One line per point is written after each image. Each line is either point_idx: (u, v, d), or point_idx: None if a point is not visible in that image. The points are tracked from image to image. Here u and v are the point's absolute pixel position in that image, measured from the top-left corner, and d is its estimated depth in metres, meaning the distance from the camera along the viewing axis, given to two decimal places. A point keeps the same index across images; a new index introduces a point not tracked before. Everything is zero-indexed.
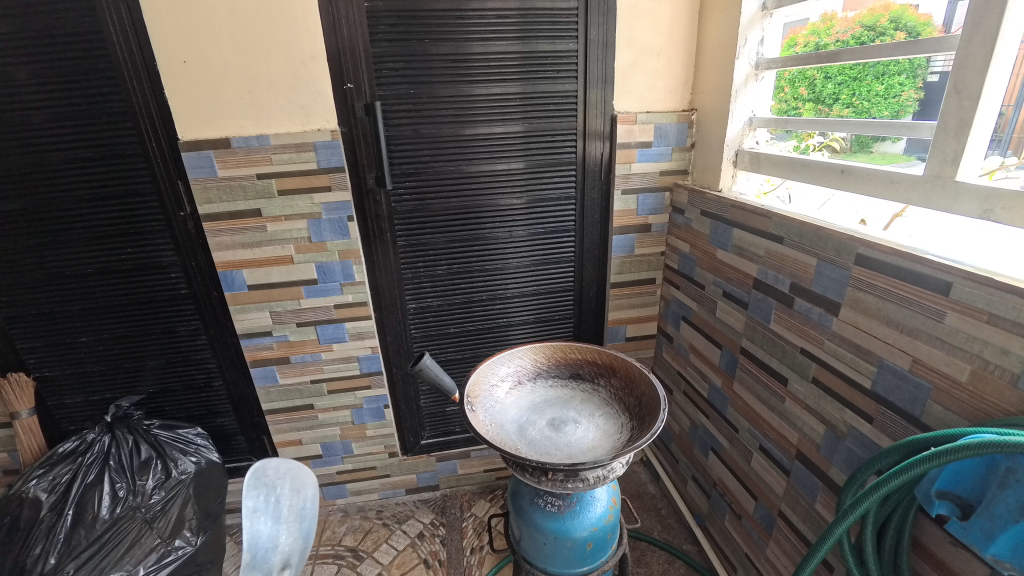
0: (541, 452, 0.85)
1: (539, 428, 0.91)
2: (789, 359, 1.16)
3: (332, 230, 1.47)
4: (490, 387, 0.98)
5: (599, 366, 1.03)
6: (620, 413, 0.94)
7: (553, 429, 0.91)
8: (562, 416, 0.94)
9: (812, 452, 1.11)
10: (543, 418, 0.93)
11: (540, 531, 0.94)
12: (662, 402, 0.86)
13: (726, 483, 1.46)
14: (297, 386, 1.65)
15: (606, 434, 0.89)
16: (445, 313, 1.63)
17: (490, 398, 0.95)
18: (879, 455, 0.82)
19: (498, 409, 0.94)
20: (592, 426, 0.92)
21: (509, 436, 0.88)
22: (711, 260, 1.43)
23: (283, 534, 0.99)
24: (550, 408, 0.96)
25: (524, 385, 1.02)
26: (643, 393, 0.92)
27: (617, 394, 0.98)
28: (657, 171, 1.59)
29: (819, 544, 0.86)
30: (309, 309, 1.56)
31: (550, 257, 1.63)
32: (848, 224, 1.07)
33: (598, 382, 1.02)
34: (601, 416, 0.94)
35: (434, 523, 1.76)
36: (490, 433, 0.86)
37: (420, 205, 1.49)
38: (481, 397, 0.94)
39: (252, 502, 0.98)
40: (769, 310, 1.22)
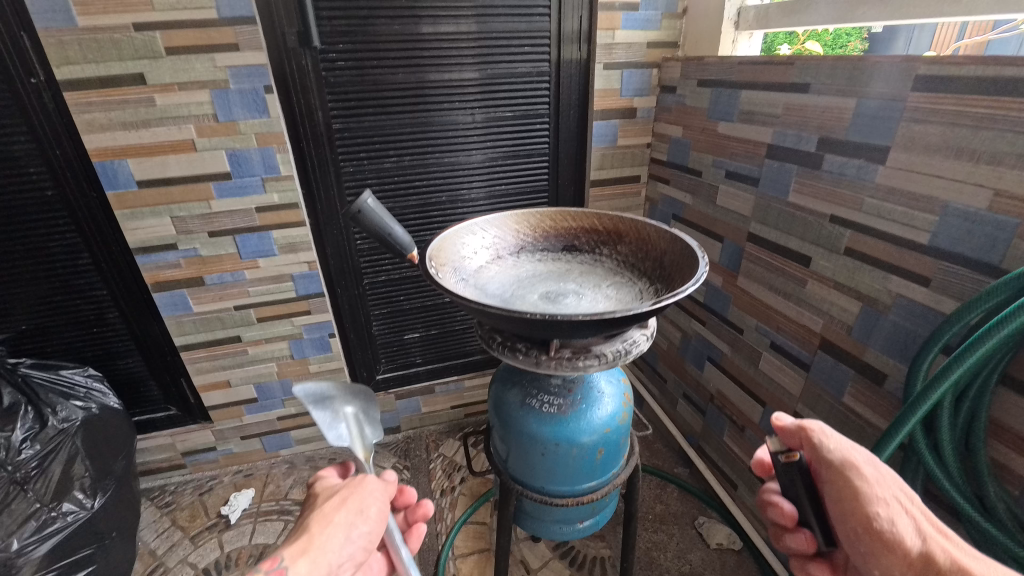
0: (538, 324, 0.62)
1: (530, 302, 0.68)
2: (813, 234, 0.99)
3: (243, 106, 1.14)
4: (462, 258, 0.74)
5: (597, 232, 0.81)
6: (633, 282, 0.72)
7: (548, 302, 0.68)
8: (558, 288, 0.72)
9: (842, 337, 0.96)
10: (532, 290, 0.71)
11: (535, 440, 0.73)
12: (693, 256, 0.66)
13: (725, 395, 1.31)
14: (217, 315, 1.34)
15: (619, 304, 0.68)
16: (396, 219, 1.36)
17: (461, 271, 0.71)
18: (980, 297, 0.65)
19: (475, 283, 0.71)
20: (600, 296, 0.70)
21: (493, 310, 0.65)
22: (710, 138, 1.23)
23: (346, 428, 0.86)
24: (541, 281, 0.73)
25: (506, 260, 0.78)
26: (665, 252, 0.71)
27: (628, 262, 0.76)
28: (643, 43, 1.35)
29: (898, 420, 0.69)
30: (222, 215, 1.23)
31: (519, 150, 1.37)
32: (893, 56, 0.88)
33: (599, 253, 0.80)
34: (609, 287, 0.72)
35: (397, 467, 1.54)
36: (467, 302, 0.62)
37: (359, 77, 1.19)
38: (449, 266, 0.69)
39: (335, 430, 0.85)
40: (787, 180, 1.03)
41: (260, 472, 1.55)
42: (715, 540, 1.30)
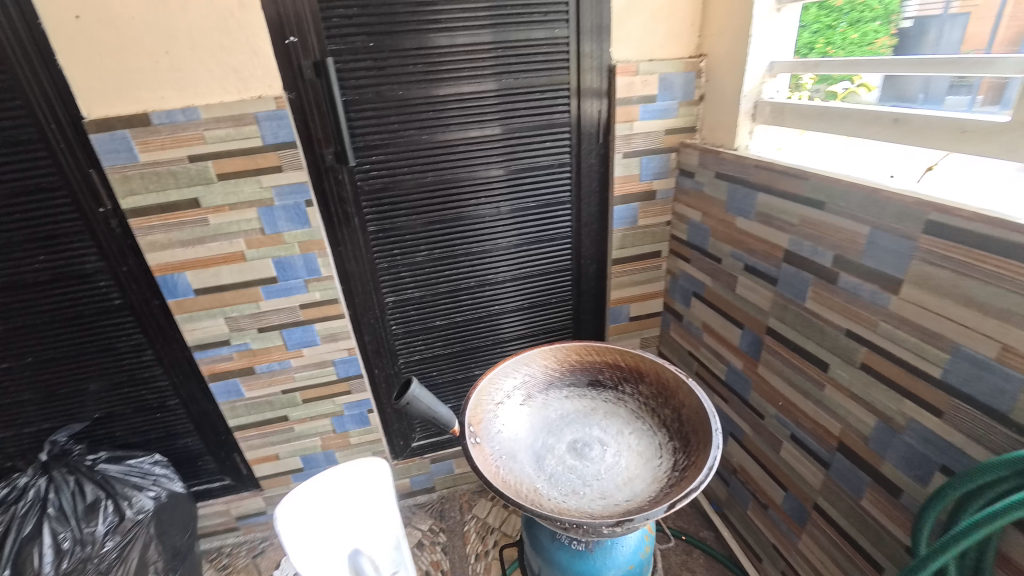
0: (565, 490, 0.70)
1: (559, 456, 0.76)
2: (830, 342, 1.02)
3: (286, 219, 1.24)
4: (494, 409, 0.82)
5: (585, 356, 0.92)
6: (674, 450, 0.74)
7: (575, 456, 0.76)
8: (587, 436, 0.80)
9: (857, 443, 0.99)
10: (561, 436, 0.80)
11: (561, 563, 0.82)
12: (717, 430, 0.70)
13: (748, 471, 1.35)
14: (266, 399, 1.45)
15: (640, 464, 0.74)
16: (429, 304, 1.43)
17: (490, 418, 0.81)
18: (978, 470, 0.68)
19: (506, 436, 0.79)
20: (623, 448, 0.77)
21: (525, 472, 0.73)
22: (729, 230, 1.25)
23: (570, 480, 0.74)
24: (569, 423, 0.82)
25: (535, 398, 0.86)
26: (683, 404, 0.78)
27: (648, 404, 0.84)
28: (661, 130, 1.37)
29: None
30: (270, 312, 1.33)
31: (543, 235, 1.43)
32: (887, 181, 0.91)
33: (622, 389, 0.87)
34: (631, 434, 0.80)
35: (433, 530, 1.63)
36: (504, 475, 0.71)
37: (388, 180, 1.26)
38: (481, 424, 0.78)
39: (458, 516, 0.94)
40: (804, 286, 1.05)
41: None
42: None
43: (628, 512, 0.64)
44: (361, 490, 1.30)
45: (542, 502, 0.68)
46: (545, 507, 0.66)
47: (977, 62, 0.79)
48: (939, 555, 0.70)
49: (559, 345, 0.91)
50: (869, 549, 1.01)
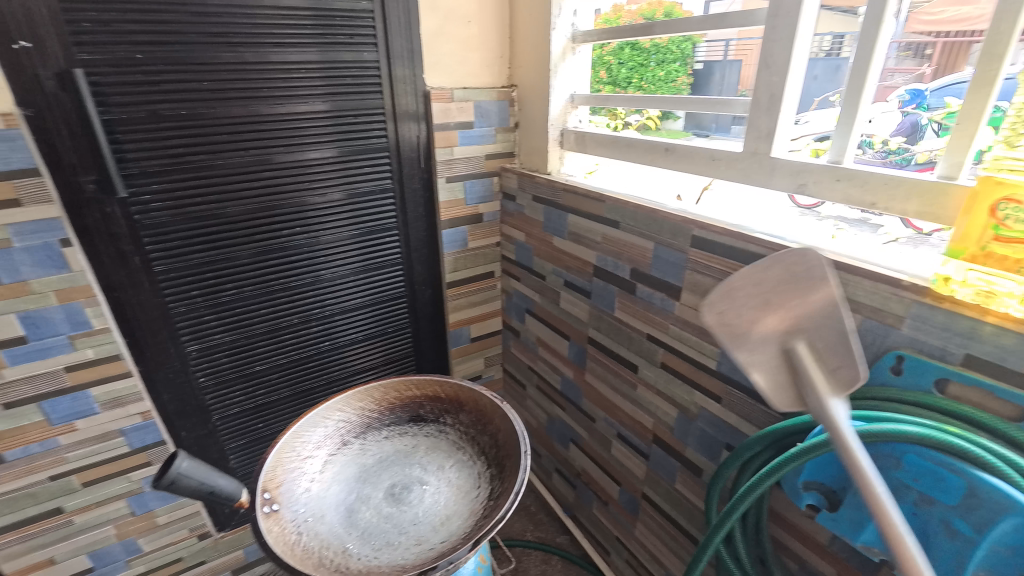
0: (377, 543, 0.67)
1: (373, 506, 0.73)
2: (636, 347, 1.13)
3: (34, 264, 1.00)
4: (298, 467, 0.75)
5: (404, 391, 0.89)
6: (490, 477, 0.75)
7: (391, 502, 0.73)
8: (405, 478, 0.77)
9: (667, 434, 1.11)
10: (377, 485, 0.76)
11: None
12: (525, 452, 0.72)
13: (589, 472, 1.43)
14: (23, 491, 1.14)
15: (458, 498, 0.74)
16: (244, 348, 1.27)
17: (293, 480, 0.74)
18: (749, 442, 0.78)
19: (312, 498, 0.73)
20: (442, 484, 0.76)
21: (332, 535, 0.68)
22: (548, 249, 1.33)
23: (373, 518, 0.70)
24: (386, 468, 0.79)
25: (350, 446, 0.82)
26: (499, 429, 0.80)
27: (468, 433, 0.84)
28: (482, 154, 1.42)
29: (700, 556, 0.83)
30: (19, 381, 1.06)
31: (371, 262, 1.37)
32: (664, 201, 1.05)
33: (444, 420, 0.87)
34: (451, 468, 0.79)
35: None
36: (304, 546, 0.65)
37: (177, 213, 1.09)
38: (281, 489, 0.71)
39: (394, 479, 0.77)
40: (612, 297, 1.15)
41: None
42: None
43: (437, 556, 0.62)
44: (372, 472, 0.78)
45: (347, 565, 0.63)
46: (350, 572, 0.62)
47: (720, 101, 0.97)
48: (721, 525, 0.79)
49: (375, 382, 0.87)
50: (686, 526, 1.13)
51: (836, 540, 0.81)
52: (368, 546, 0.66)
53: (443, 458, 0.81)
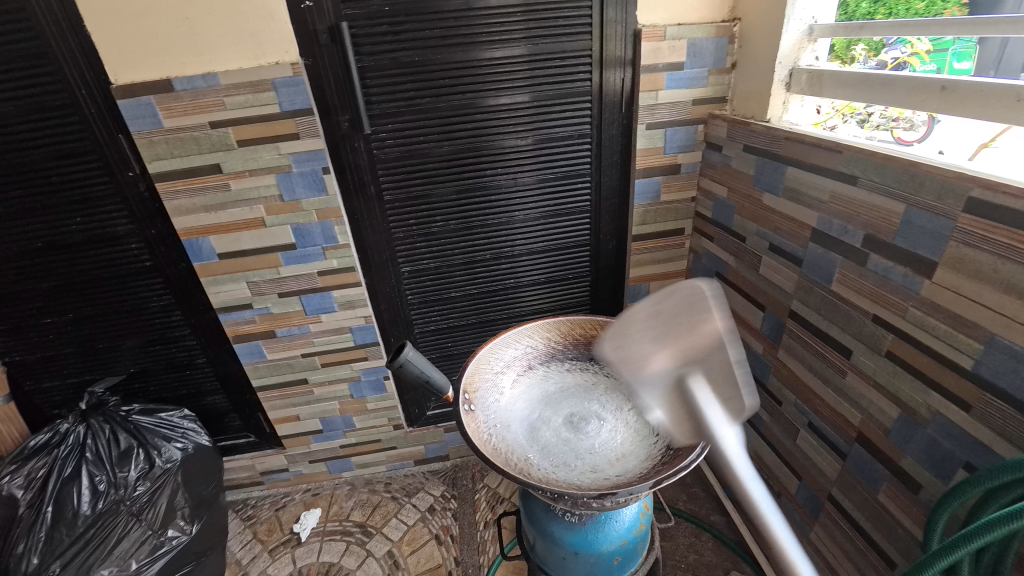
0: (556, 462, 0.72)
1: (554, 428, 0.78)
2: (855, 329, 0.96)
3: (305, 186, 1.25)
4: (492, 379, 0.84)
5: (589, 330, 0.92)
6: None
7: (570, 429, 0.77)
8: (584, 410, 0.81)
9: (877, 435, 0.95)
10: (558, 410, 0.81)
11: (555, 536, 0.82)
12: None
13: (762, 457, 1.32)
14: (286, 361, 1.50)
15: (635, 441, 0.75)
16: (444, 276, 1.44)
17: (487, 389, 0.83)
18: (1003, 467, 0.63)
19: (501, 407, 0.81)
20: (619, 424, 0.78)
21: (517, 443, 0.75)
22: (754, 206, 1.19)
23: (554, 441, 0.76)
24: (567, 397, 0.84)
25: (535, 371, 0.88)
26: None
27: None
28: (689, 100, 1.31)
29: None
30: (290, 278, 1.37)
31: (560, 208, 1.40)
32: (928, 155, 0.84)
33: None
34: (629, 411, 0.80)
35: (445, 496, 1.67)
36: (495, 445, 0.73)
37: (406, 151, 1.26)
38: (477, 393, 0.81)
39: (573, 410, 0.81)
40: (831, 268, 1.00)
41: (325, 492, 1.73)
42: None
43: (613, 487, 0.65)
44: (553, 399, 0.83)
45: (530, 471, 0.69)
46: (532, 477, 0.67)
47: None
48: (947, 551, 0.65)
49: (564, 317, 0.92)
50: (881, 544, 0.97)
51: None
52: (549, 464, 0.71)
53: (622, 400, 0.82)
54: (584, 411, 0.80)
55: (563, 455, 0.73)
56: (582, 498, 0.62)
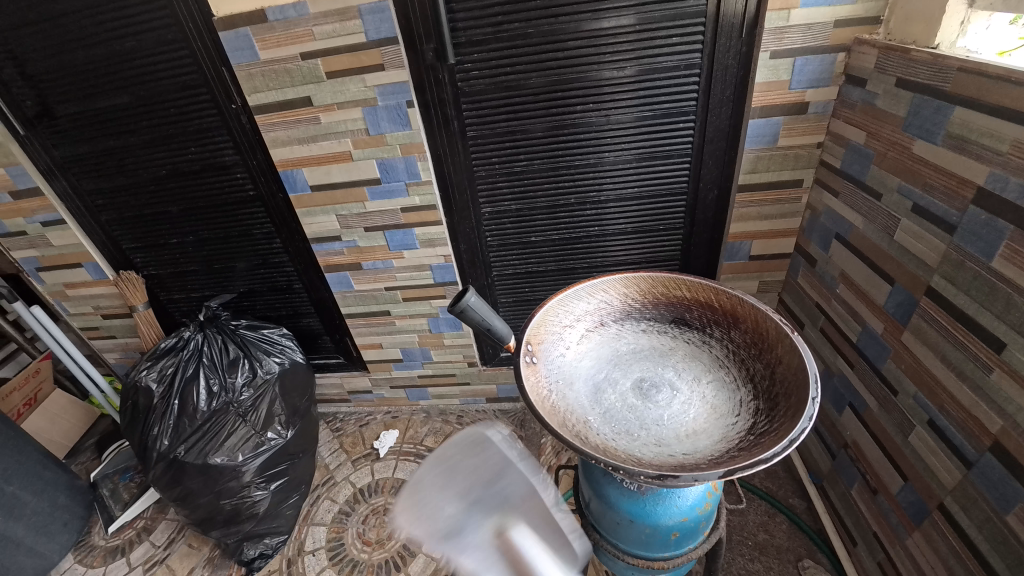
0: (618, 428, 0.67)
1: (620, 392, 0.72)
2: (1016, 318, 0.77)
3: (390, 120, 1.24)
4: (559, 332, 0.80)
5: (673, 290, 0.83)
6: (755, 411, 0.66)
7: (638, 395, 0.71)
8: (656, 377, 0.74)
9: (1021, 449, 0.78)
10: (626, 373, 0.75)
11: (608, 500, 0.80)
12: (813, 400, 0.59)
13: (862, 447, 1.17)
14: (371, 292, 1.57)
15: (710, 419, 0.67)
16: (525, 219, 1.38)
17: (552, 342, 0.78)
18: None
19: (565, 363, 0.77)
20: (694, 397, 0.71)
21: (578, 403, 0.70)
22: (901, 156, 0.98)
23: (619, 405, 0.70)
24: (639, 360, 0.77)
25: (606, 328, 0.82)
26: (779, 361, 0.68)
27: (736, 354, 0.75)
28: (831, 21, 1.06)
29: None
30: (375, 213, 1.40)
31: (656, 150, 1.26)
32: None
33: (709, 333, 0.79)
34: (707, 384, 0.72)
35: (512, 436, 1.72)
36: (553, 401, 0.69)
37: (491, 83, 1.18)
38: (541, 345, 0.76)
39: (644, 374, 0.74)
40: (996, 240, 0.79)
41: (404, 416, 1.85)
42: None
43: (678, 467, 0.59)
44: (625, 363, 0.77)
45: (588, 435, 0.65)
46: (590, 443, 0.63)
47: None
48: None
49: (647, 273, 0.83)
50: (998, 569, 0.83)
51: None
52: (610, 429, 0.67)
53: (700, 373, 0.74)
54: (656, 377, 0.74)
55: (626, 421, 0.68)
56: (641, 474, 0.57)
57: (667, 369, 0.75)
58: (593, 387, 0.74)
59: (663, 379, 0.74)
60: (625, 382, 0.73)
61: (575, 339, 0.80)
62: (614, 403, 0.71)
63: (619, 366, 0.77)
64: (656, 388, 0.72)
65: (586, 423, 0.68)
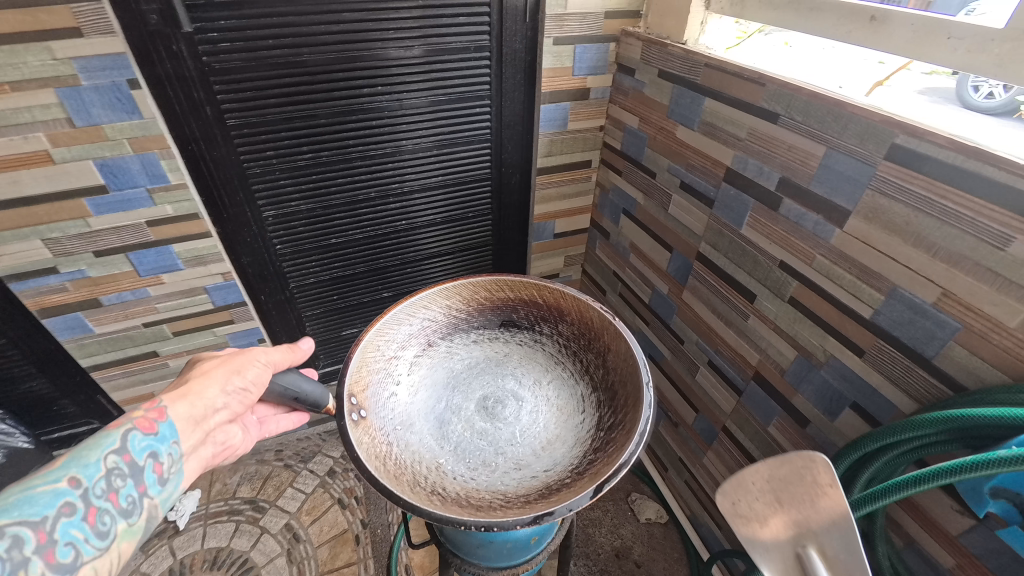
0: (473, 465, 0.62)
1: (466, 419, 0.67)
2: (761, 274, 0.95)
3: (105, 105, 0.92)
4: (384, 369, 0.70)
5: (495, 292, 0.80)
6: (598, 405, 0.68)
7: (485, 418, 0.67)
8: (499, 393, 0.71)
9: (774, 375, 0.98)
10: (468, 397, 0.70)
11: None
12: (647, 386, 0.62)
13: (663, 392, 1.36)
14: (124, 333, 1.21)
15: (560, 425, 0.67)
16: (321, 219, 1.20)
17: (379, 383, 0.68)
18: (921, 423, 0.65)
19: (400, 404, 0.68)
20: (539, 404, 0.70)
21: (424, 449, 0.63)
22: (667, 139, 1.11)
23: (469, 435, 0.65)
24: (478, 378, 0.73)
25: (436, 348, 0.76)
26: (608, 349, 0.71)
27: (568, 347, 0.76)
28: (601, 11, 1.14)
29: None
30: (108, 230, 1.05)
31: (456, 137, 1.20)
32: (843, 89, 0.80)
33: (539, 330, 0.79)
34: (548, 387, 0.72)
35: (346, 457, 1.56)
36: (397, 459, 0.60)
37: (250, 58, 0.94)
38: (367, 393, 0.65)
39: (487, 393, 0.71)
40: (743, 211, 0.96)
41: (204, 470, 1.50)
42: (644, 516, 1.40)
43: (551, 499, 0.55)
44: (465, 385, 0.72)
45: (444, 487, 0.58)
46: (448, 497, 0.56)
47: None
48: (858, 509, 0.69)
49: (466, 281, 0.77)
50: None
51: (974, 535, 0.69)
52: (465, 469, 0.61)
53: (540, 376, 0.73)
54: (499, 392, 0.71)
55: (479, 453, 0.63)
56: (516, 523, 0.52)
57: (509, 381, 0.72)
58: (436, 423, 0.67)
59: (506, 392, 0.71)
60: (470, 407, 0.68)
61: (405, 371, 0.72)
62: (461, 434, 0.66)
63: (459, 390, 0.71)
64: (501, 405, 0.69)
65: (439, 469, 0.61)
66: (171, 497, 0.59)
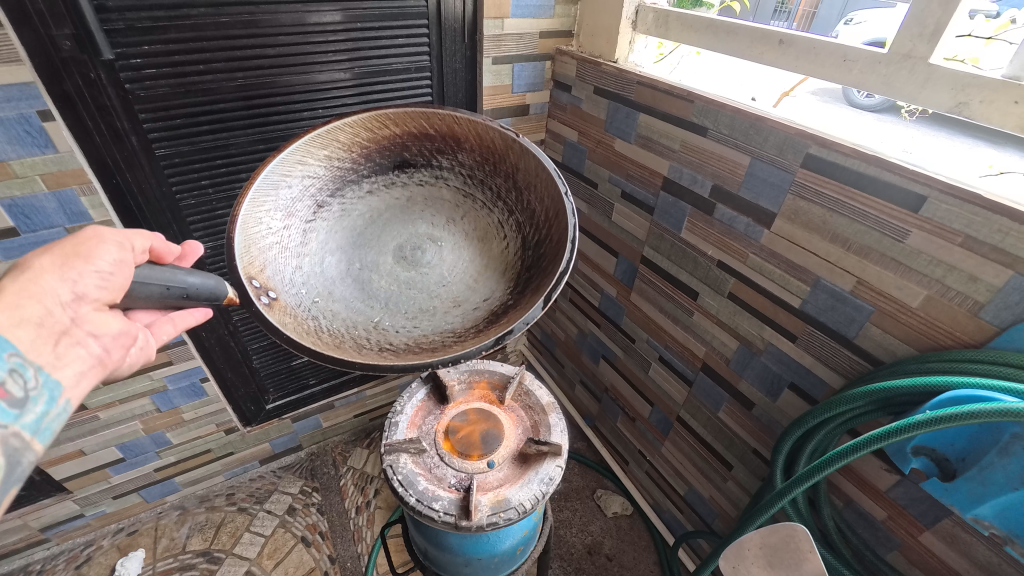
0: (410, 328, 0.63)
1: (385, 275, 0.68)
2: (702, 273, 1.04)
3: (10, 140, 0.84)
4: (281, 243, 0.62)
5: (378, 133, 0.69)
6: (518, 225, 0.69)
7: (405, 267, 0.69)
8: (411, 239, 0.72)
9: (720, 364, 1.06)
10: (382, 252, 0.69)
11: (454, 546, 0.79)
12: (566, 195, 0.62)
13: (618, 389, 1.43)
14: None
15: (480, 257, 0.71)
16: None
17: (278, 259, 0.61)
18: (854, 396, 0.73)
19: (313, 274, 0.64)
20: (454, 245, 0.72)
21: (354, 319, 0.62)
22: (606, 152, 1.17)
23: (392, 295, 0.66)
24: (384, 230, 0.71)
25: (329, 206, 0.68)
26: (513, 167, 0.68)
27: (468, 168, 0.72)
28: (536, 31, 1.20)
29: (772, 502, 0.82)
30: None
31: None
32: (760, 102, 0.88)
33: (436, 161, 0.72)
34: (461, 220, 0.73)
35: (305, 491, 1.49)
36: (329, 336, 0.58)
37: (178, 84, 0.89)
38: (268, 275, 0.58)
39: (399, 243, 0.71)
40: (681, 216, 1.03)
41: (146, 526, 1.38)
42: (611, 510, 1.45)
43: (506, 323, 0.57)
44: (374, 239, 0.70)
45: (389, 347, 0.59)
46: (396, 352, 0.58)
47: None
48: (806, 479, 0.76)
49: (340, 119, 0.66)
50: (722, 452, 1.13)
51: (900, 489, 0.79)
52: (402, 330, 0.63)
53: (451, 202, 0.73)
54: (410, 238, 0.72)
55: (409, 305, 0.66)
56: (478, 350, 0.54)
57: (417, 216, 0.73)
58: (353, 281, 0.66)
59: (417, 237, 0.72)
60: (387, 273, 0.68)
61: (304, 231, 0.65)
62: (383, 290, 0.67)
63: (371, 250, 0.70)
64: (416, 257, 0.70)
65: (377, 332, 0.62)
66: (44, 419, 0.51)
